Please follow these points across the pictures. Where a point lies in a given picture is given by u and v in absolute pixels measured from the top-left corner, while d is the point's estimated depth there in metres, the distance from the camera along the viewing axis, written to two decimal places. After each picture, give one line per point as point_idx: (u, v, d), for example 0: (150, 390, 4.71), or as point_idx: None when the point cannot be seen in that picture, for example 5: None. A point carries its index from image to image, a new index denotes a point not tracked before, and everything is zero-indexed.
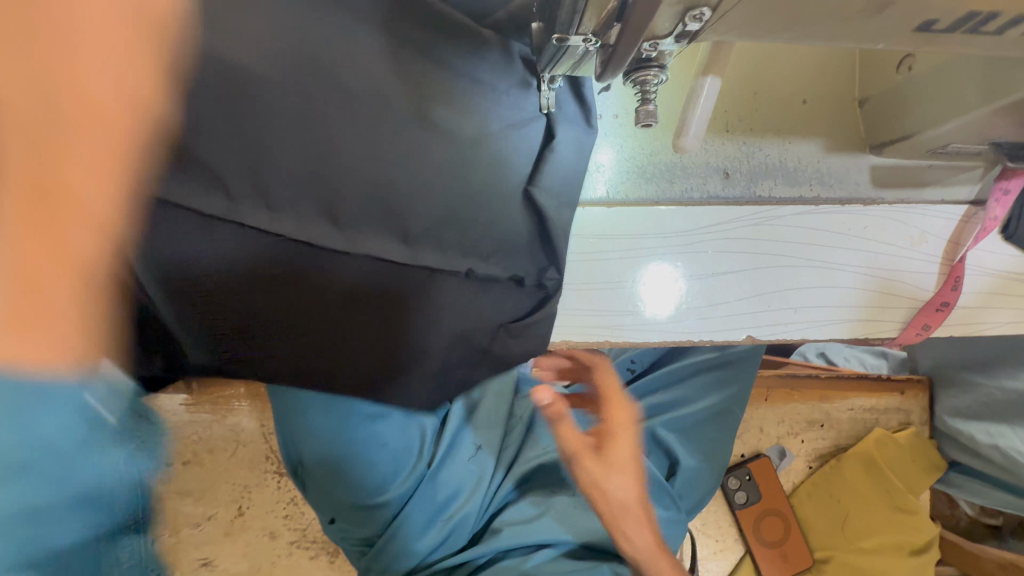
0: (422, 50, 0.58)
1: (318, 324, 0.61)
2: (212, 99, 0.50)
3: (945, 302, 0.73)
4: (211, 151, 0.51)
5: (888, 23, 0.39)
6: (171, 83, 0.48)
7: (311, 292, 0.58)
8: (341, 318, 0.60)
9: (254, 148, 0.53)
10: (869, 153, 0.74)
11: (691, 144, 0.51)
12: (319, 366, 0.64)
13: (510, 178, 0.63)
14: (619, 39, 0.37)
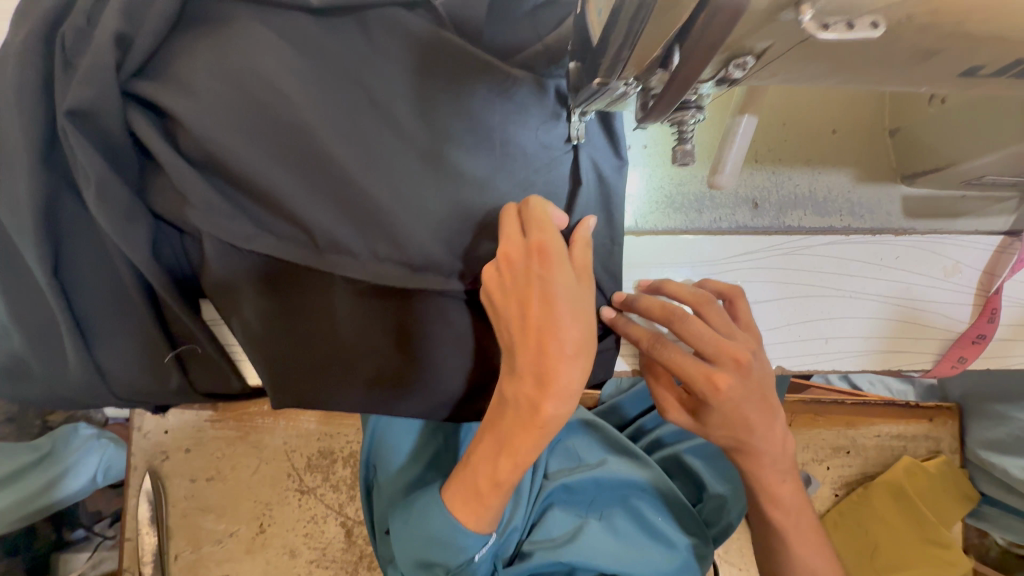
0: (445, 85, 0.59)
1: (354, 348, 0.63)
2: (254, 145, 0.55)
3: (982, 334, 0.72)
4: (267, 185, 0.55)
5: (930, 69, 0.39)
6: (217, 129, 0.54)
7: (357, 316, 0.63)
8: (382, 344, 0.64)
9: (286, 187, 0.56)
10: (901, 183, 0.73)
11: (727, 181, 0.52)
12: (354, 391, 0.65)
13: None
14: (666, 87, 0.38)
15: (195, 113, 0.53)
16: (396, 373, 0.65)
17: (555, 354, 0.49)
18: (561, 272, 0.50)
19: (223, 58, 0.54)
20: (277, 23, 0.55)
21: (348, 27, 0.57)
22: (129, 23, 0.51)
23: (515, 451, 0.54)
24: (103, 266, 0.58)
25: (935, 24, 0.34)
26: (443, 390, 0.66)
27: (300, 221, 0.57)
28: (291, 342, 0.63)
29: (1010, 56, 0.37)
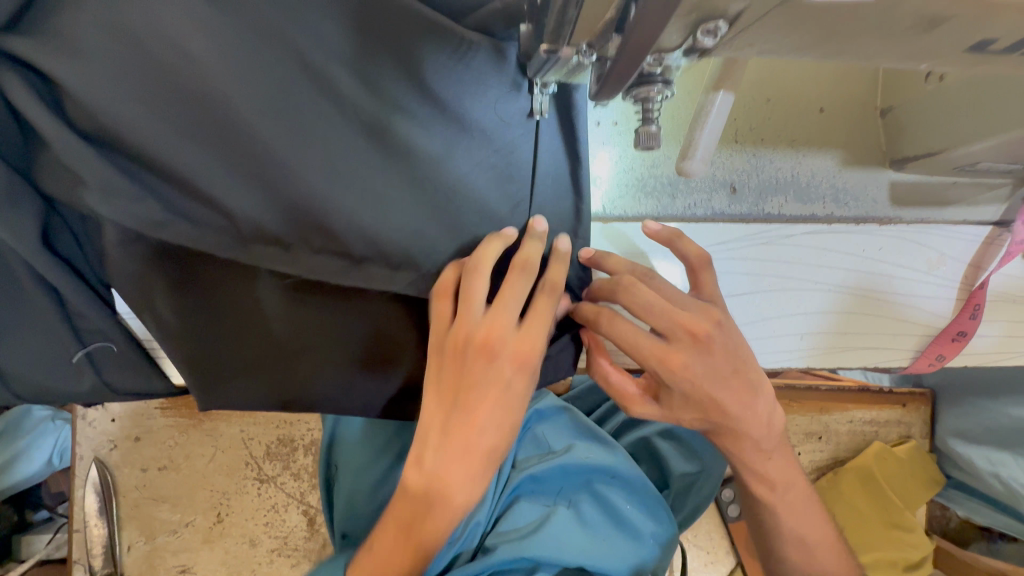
0: (386, 44, 0.49)
1: (282, 334, 0.58)
2: (133, 104, 0.43)
3: (962, 331, 0.68)
4: (157, 158, 0.45)
5: (935, 41, 0.33)
6: (75, 84, 0.41)
7: (295, 308, 0.57)
8: (327, 335, 0.59)
9: (184, 161, 0.46)
10: (890, 168, 0.68)
11: (698, 169, 0.45)
12: (300, 388, 0.60)
13: (495, 192, 0.57)
14: (619, 56, 0.31)
15: (87, 84, 0.41)
16: (344, 368, 0.60)
17: (463, 454, 0.53)
18: (505, 369, 0.53)
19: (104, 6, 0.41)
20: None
21: None
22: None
23: (447, 483, 0.53)
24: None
25: None
26: (394, 388, 0.62)
27: (206, 200, 0.47)
28: (224, 339, 0.57)
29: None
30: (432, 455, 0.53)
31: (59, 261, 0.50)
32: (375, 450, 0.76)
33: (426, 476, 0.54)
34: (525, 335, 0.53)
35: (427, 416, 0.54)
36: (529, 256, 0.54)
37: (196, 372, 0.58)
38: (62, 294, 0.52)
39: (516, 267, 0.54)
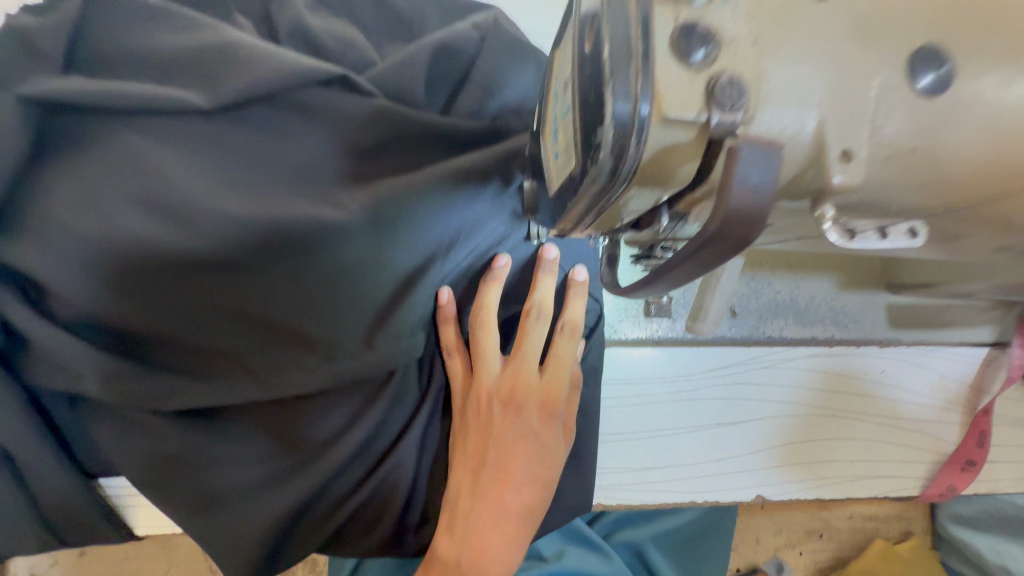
0: (376, 173, 0.51)
1: (271, 425, 0.50)
2: (112, 276, 0.44)
3: (971, 460, 0.66)
4: (141, 320, 0.45)
5: (955, 247, 0.31)
6: (52, 273, 0.43)
7: (284, 438, 0.51)
8: (312, 466, 0.51)
9: (163, 318, 0.45)
10: (886, 291, 0.67)
11: (709, 328, 0.44)
12: (282, 533, 0.52)
13: (491, 292, 0.54)
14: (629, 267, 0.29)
15: (62, 267, 0.43)
16: (331, 499, 0.54)
17: (498, 517, 0.49)
18: (533, 419, 0.52)
19: (92, 184, 0.44)
20: (151, 125, 0.46)
21: (268, 116, 0.48)
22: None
23: (485, 546, 0.49)
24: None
25: (977, 213, 0.26)
26: (390, 522, 0.55)
27: (188, 349, 0.46)
28: (199, 477, 0.49)
29: None
30: (464, 522, 0.50)
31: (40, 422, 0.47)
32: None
33: (459, 546, 0.49)
34: (548, 382, 0.53)
35: (456, 480, 0.52)
36: (542, 299, 0.54)
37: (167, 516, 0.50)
38: (17, 460, 0.47)
39: (530, 313, 0.53)
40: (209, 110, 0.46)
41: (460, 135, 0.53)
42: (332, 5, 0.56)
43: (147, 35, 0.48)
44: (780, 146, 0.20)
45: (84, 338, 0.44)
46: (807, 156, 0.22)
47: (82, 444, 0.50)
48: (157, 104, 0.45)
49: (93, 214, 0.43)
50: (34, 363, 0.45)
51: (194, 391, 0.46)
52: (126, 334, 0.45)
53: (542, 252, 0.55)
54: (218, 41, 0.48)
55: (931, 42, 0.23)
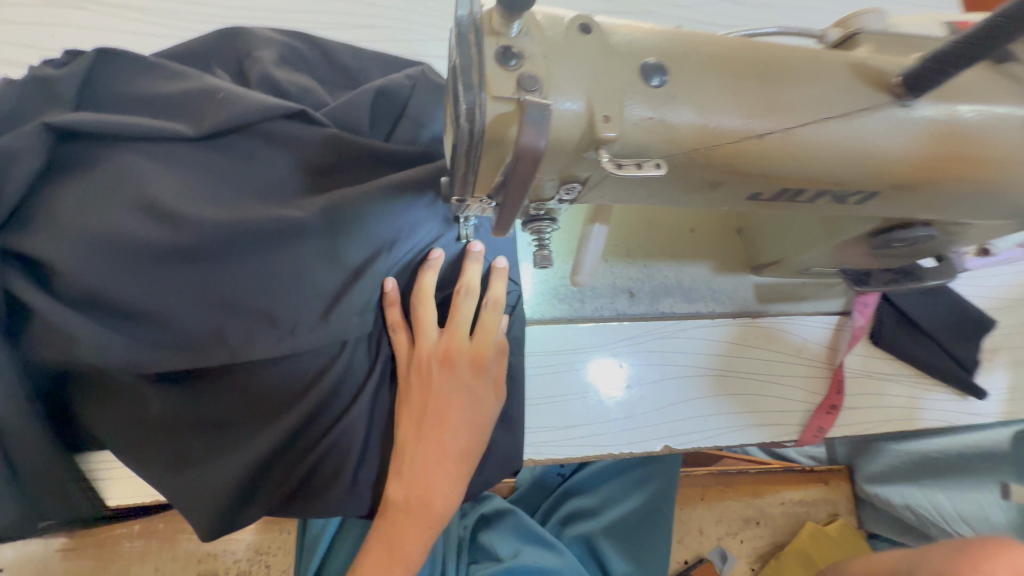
0: (331, 184, 0.64)
1: (237, 390, 0.59)
2: (106, 262, 0.53)
3: (833, 405, 0.80)
4: (129, 299, 0.54)
5: (725, 196, 0.47)
6: (59, 260, 0.52)
7: (253, 405, 0.60)
8: (275, 422, 0.60)
9: (149, 297, 0.55)
10: (751, 273, 0.83)
11: (586, 279, 0.58)
12: (248, 487, 0.59)
13: (428, 276, 0.67)
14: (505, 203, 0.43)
15: (68, 254, 0.53)
16: (293, 457, 0.62)
17: (438, 456, 0.61)
18: (466, 376, 0.63)
19: (98, 191, 0.55)
20: (145, 147, 0.57)
21: (242, 141, 0.61)
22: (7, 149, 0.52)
23: (428, 479, 0.60)
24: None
25: (713, 162, 0.42)
26: (343, 480, 0.63)
27: (169, 323, 0.56)
28: (179, 440, 0.57)
29: (779, 185, 0.45)
30: (410, 464, 0.61)
31: (33, 399, 0.53)
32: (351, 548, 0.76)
33: (406, 484, 0.61)
34: (477, 344, 0.65)
35: (403, 432, 0.63)
36: (470, 280, 0.67)
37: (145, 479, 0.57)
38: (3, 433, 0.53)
39: (460, 292, 0.66)
40: (195, 138, 0.58)
41: (399, 156, 0.67)
42: (293, 61, 0.71)
43: (143, 81, 0.60)
44: (549, 106, 0.35)
45: (83, 314, 0.53)
46: (584, 121, 0.37)
47: (71, 420, 0.57)
48: (153, 132, 0.57)
49: (97, 214, 0.54)
50: (34, 342, 0.53)
51: (175, 357, 0.56)
52: (116, 312, 0.54)
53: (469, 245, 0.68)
54: (201, 85, 0.60)
55: (659, 60, 0.39)
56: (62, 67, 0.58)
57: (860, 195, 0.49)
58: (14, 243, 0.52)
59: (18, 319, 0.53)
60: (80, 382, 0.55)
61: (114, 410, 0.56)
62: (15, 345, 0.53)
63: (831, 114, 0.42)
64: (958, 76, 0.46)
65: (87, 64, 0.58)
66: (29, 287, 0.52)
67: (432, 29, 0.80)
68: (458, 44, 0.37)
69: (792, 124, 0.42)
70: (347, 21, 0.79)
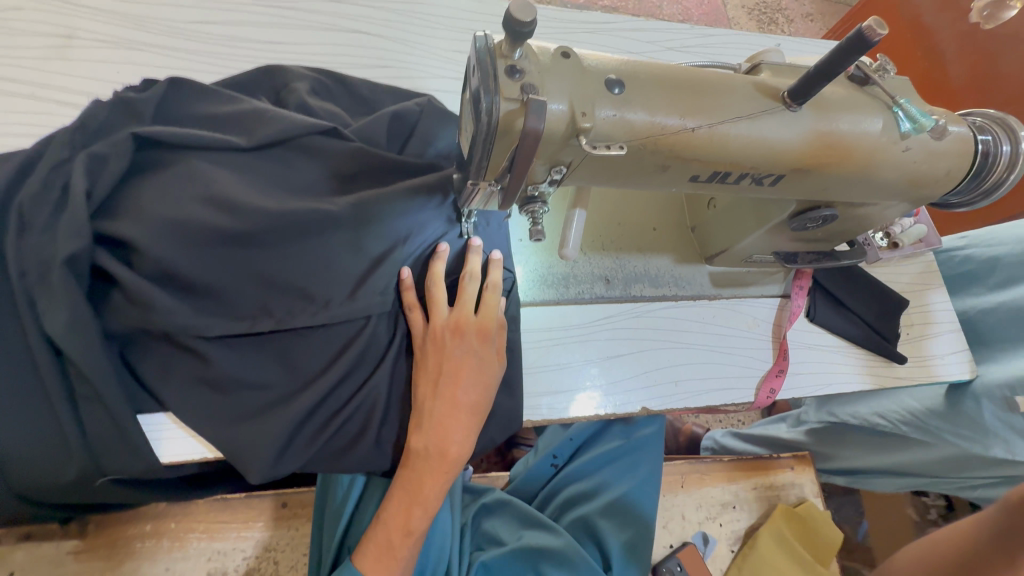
0: (357, 187, 0.78)
1: (282, 354, 0.70)
2: (179, 245, 0.65)
3: (781, 369, 0.95)
4: (195, 275, 0.66)
5: (674, 176, 0.62)
6: (140, 241, 0.64)
7: (293, 368, 0.70)
8: (312, 384, 0.70)
9: (211, 274, 0.66)
10: (706, 263, 0.98)
11: (571, 253, 0.70)
12: (287, 442, 0.69)
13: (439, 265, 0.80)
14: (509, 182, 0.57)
15: (148, 237, 0.64)
16: (324, 418, 0.71)
17: (453, 409, 0.72)
18: (473, 344, 0.75)
19: (170, 188, 0.67)
20: (209, 155, 0.71)
21: (285, 152, 0.75)
22: (100, 156, 0.65)
23: (445, 430, 0.72)
24: (19, 355, 0.62)
25: (660, 148, 0.57)
26: (369, 436, 0.73)
27: (227, 296, 0.67)
28: (230, 398, 0.67)
29: (711, 169, 0.61)
30: (429, 418, 0.72)
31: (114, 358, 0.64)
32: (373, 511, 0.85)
33: (426, 435, 0.71)
34: (483, 318, 0.77)
35: (421, 393, 0.74)
36: (473, 267, 0.79)
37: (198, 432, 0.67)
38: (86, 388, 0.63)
39: (465, 277, 0.79)
40: (247, 148, 0.72)
41: (412, 166, 0.80)
42: (321, 92, 0.86)
43: (205, 104, 0.74)
44: (544, 102, 0.50)
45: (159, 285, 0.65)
46: (567, 118, 0.53)
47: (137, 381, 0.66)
48: (215, 142, 0.70)
49: (171, 206, 0.66)
50: (118, 309, 0.64)
51: (232, 323, 0.67)
52: (185, 286, 0.66)
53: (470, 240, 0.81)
54: (251, 107, 0.74)
55: (618, 76, 0.56)
56: (142, 93, 0.71)
57: (773, 176, 0.65)
58: (107, 229, 0.64)
59: (104, 291, 0.65)
60: (150, 346, 0.66)
61: (178, 369, 0.66)
62: (97, 312, 0.64)
63: (741, 115, 0.59)
64: (830, 93, 0.64)
65: (162, 90, 0.72)
66: (115, 264, 0.63)
67: (434, 69, 0.97)
68: (476, 65, 0.53)
69: (713, 122, 0.58)
70: (363, 61, 0.95)
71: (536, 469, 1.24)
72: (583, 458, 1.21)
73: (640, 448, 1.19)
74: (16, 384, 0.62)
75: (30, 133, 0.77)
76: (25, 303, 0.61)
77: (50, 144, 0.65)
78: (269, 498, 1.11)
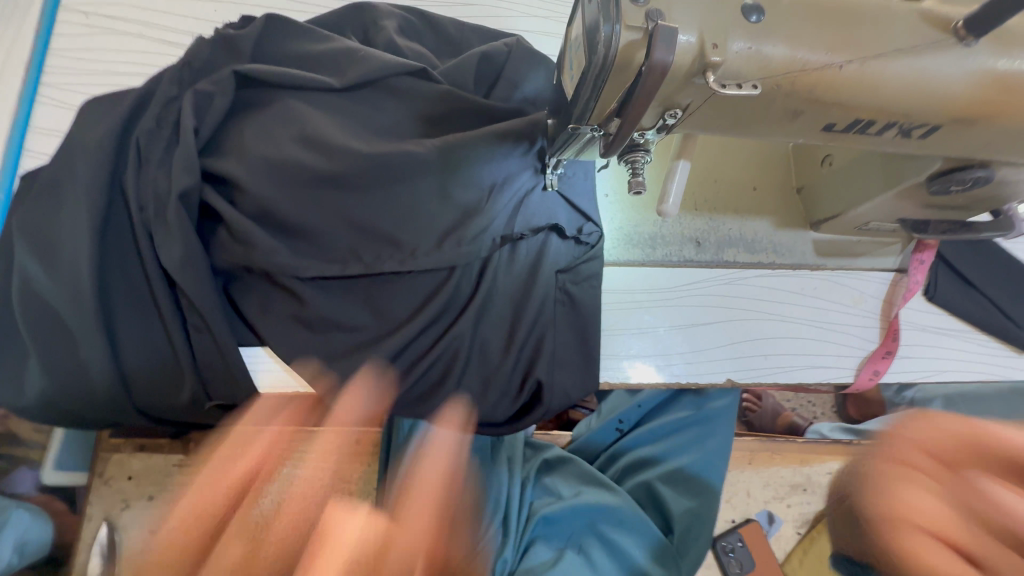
0: (446, 131, 0.75)
1: (370, 299, 0.71)
2: (275, 187, 0.66)
3: (889, 350, 0.85)
4: (291, 215, 0.66)
5: (805, 124, 0.54)
6: (241, 182, 0.65)
7: (380, 314, 0.71)
8: (396, 330, 0.71)
9: (305, 216, 0.67)
10: (810, 229, 0.89)
11: (671, 211, 0.65)
12: (372, 383, 0.70)
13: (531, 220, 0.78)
14: (618, 126, 0.52)
15: (248, 176, 0.66)
16: (406, 363, 0.73)
17: None
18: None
19: (269, 128, 0.68)
20: (305, 96, 0.70)
21: (377, 95, 0.73)
22: (206, 93, 0.66)
23: None
24: (139, 285, 0.67)
25: (797, 89, 0.50)
26: (449, 382, 0.73)
27: (322, 238, 0.68)
28: (322, 337, 0.69)
29: (851, 116, 0.53)
30: None
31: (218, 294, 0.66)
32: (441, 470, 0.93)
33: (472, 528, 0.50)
34: None
35: None
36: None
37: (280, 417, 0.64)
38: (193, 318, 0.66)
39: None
40: (340, 88, 0.71)
41: (501, 110, 0.77)
42: (409, 31, 0.82)
43: (298, 42, 0.73)
44: (675, 29, 0.45)
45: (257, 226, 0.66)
46: (697, 50, 0.47)
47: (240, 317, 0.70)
48: (310, 82, 0.69)
49: (270, 146, 0.67)
50: (221, 246, 0.67)
51: (326, 265, 0.68)
52: (281, 226, 0.67)
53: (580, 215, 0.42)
54: (346, 45, 0.72)
55: (756, 2, 0.48)
56: (240, 30, 0.71)
57: (924, 128, 0.55)
58: (210, 165, 0.66)
59: (209, 228, 0.67)
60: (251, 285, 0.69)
61: (275, 306, 0.69)
62: (205, 249, 0.67)
63: (899, 50, 0.50)
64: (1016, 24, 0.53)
65: (258, 27, 0.71)
66: (217, 201, 0.65)
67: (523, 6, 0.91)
68: None
69: (872, 56, 0.50)
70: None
71: (599, 431, 1.22)
72: (649, 425, 1.19)
73: (710, 421, 1.15)
74: (137, 310, 0.67)
75: (135, 72, 0.79)
76: (142, 234, 0.64)
77: (160, 81, 0.67)
78: (343, 434, 1.18)
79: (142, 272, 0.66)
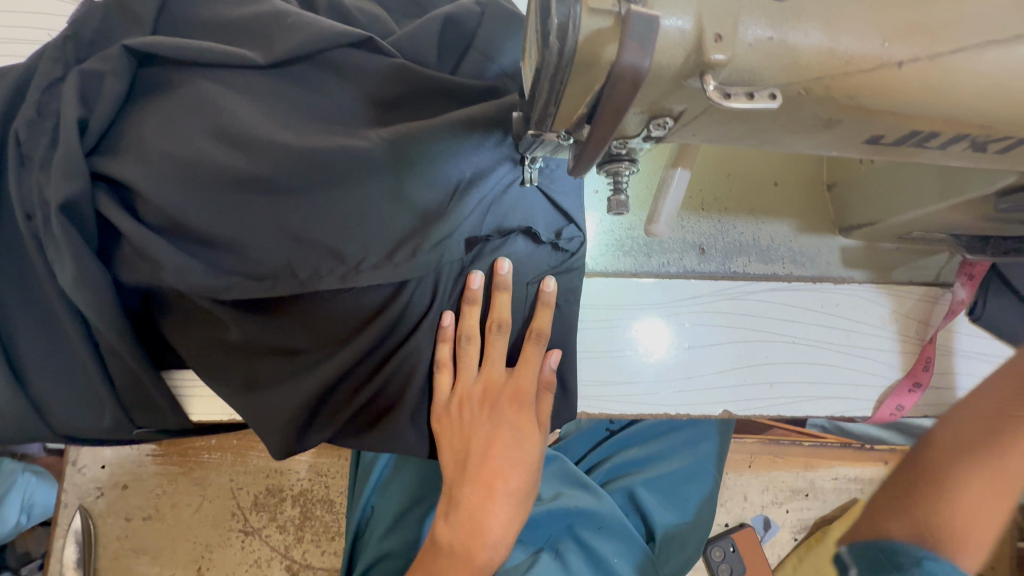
0: (400, 116, 0.62)
1: (303, 320, 0.60)
2: (182, 192, 0.55)
3: (918, 382, 0.73)
4: (201, 224, 0.56)
5: (841, 136, 0.40)
6: (141, 187, 0.55)
7: (320, 337, 0.61)
8: (335, 356, 0.61)
9: (219, 225, 0.56)
10: (839, 235, 0.76)
11: (662, 230, 0.54)
12: (313, 408, 0.63)
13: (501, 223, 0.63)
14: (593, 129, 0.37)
15: (148, 180, 0.55)
16: (351, 387, 0.64)
17: (484, 494, 0.62)
18: (507, 411, 0.65)
19: (175, 117, 0.57)
20: (221, 76, 0.58)
21: (311, 73, 0.60)
22: (95, 75, 0.55)
23: (475, 522, 0.62)
24: (40, 302, 0.59)
25: (834, 94, 0.36)
26: (402, 410, 0.65)
27: (243, 251, 0.57)
28: (253, 363, 0.62)
29: (906, 127, 0.39)
30: (455, 510, 0.63)
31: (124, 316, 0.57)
32: (415, 489, 0.85)
33: (452, 528, 0.63)
34: (518, 379, 0.65)
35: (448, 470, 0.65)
36: (502, 314, 0.64)
37: (225, 397, 0.65)
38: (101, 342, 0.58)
39: (493, 327, 0.65)
40: (264, 65, 0.58)
41: (466, 89, 0.63)
42: None
43: (213, 7, 0.60)
44: (655, 17, 0.31)
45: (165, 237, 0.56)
46: (692, 42, 0.33)
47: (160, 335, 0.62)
48: (225, 58, 0.57)
49: (176, 141, 0.56)
50: (126, 260, 0.57)
51: (248, 283, 0.57)
52: (194, 238, 0.57)
53: (496, 267, 0.63)
54: (270, 9, 0.59)
55: None
56: None
57: (1007, 142, 0.40)
58: (103, 166, 0.55)
59: (111, 238, 0.58)
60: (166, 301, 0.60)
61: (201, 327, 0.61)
62: (109, 263, 0.58)
63: (983, 38, 0.35)
64: None
65: None
66: (115, 210, 0.55)
67: None
68: None
69: (945, 49, 0.35)
70: None
71: (588, 431, 1.16)
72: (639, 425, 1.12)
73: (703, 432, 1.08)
74: (42, 331, 0.59)
75: None
76: (33, 248, 0.55)
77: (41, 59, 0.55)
78: None
79: (42, 288, 0.58)
